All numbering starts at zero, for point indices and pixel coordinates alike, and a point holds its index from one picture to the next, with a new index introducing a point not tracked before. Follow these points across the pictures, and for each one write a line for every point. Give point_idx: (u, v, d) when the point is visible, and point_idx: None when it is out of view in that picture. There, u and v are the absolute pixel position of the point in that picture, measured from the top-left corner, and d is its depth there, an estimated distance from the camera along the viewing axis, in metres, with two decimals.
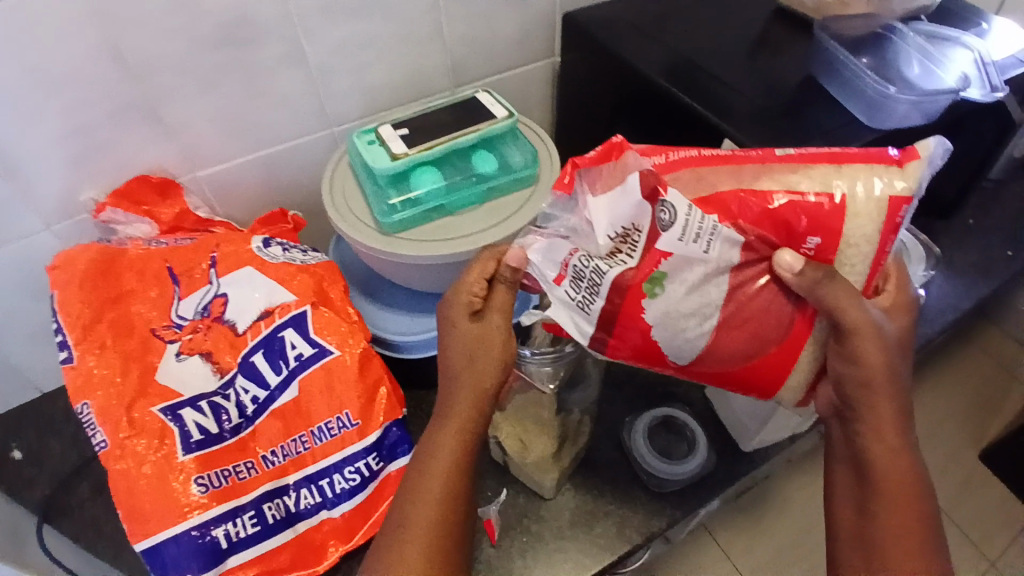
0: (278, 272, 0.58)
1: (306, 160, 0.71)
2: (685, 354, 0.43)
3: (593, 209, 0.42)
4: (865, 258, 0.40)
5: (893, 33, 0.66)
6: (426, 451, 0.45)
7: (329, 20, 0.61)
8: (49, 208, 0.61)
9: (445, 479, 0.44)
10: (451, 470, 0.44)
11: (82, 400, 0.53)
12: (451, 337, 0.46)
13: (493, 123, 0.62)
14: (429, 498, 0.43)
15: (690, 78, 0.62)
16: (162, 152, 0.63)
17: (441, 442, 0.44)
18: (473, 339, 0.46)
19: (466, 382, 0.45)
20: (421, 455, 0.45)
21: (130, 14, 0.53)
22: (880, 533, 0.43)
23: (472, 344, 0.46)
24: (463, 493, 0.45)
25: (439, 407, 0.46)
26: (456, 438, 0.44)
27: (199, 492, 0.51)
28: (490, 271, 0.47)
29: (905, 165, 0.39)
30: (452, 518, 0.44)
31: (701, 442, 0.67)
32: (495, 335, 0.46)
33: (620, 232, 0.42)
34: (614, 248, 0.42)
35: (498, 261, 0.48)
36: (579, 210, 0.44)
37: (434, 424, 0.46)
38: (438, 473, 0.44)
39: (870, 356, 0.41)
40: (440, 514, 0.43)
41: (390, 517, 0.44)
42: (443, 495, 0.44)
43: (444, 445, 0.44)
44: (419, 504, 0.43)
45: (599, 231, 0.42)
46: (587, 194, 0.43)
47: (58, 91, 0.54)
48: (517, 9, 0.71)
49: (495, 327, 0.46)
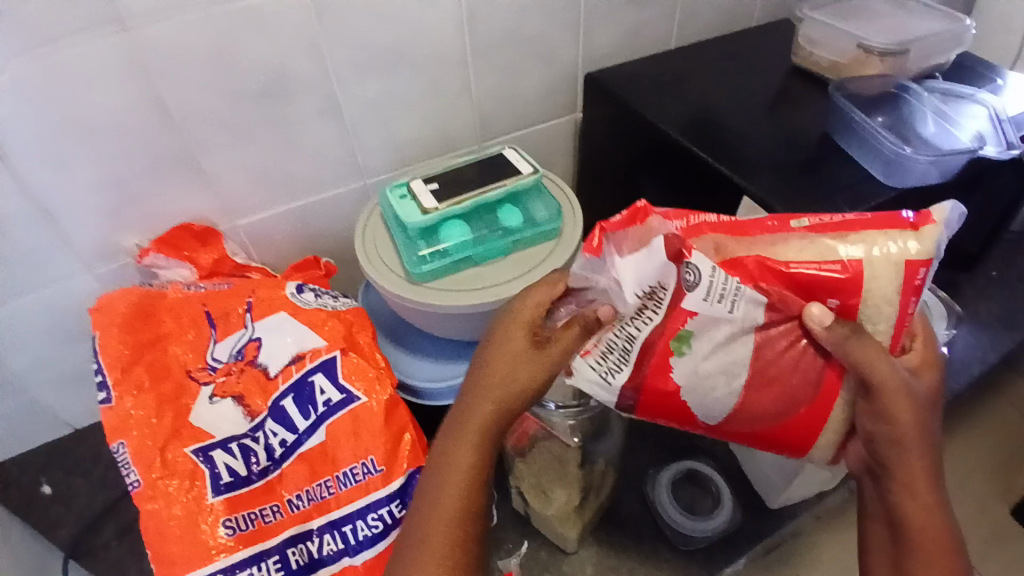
0: (310, 317, 0.60)
1: (340, 210, 0.75)
2: (714, 414, 0.44)
3: (620, 270, 0.40)
4: (887, 320, 0.41)
5: (907, 92, 0.67)
6: (441, 466, 0.44)
7: (365, 78, 0.65)
8: (92, 252, 0.65)
9: (463, 496, 0.44)
10: (467, 488, 0.44)
11: (118, 439, 0.54)
12: (497, 353, 0.45)
13: (519, 179, 0.65)
14: (446, 516, 0.43)
15: (708, 134, 0.64)
16: (202, 201, 0.66)
17: (459, 459, 0.44)
18: (520, 362, 0.44)
19: (495, 396, 0.44)
20: (439, 468, 0.44)
21: (177, 71, 0.57)
22: None
23: (520, 364, 0.44)
24: (479, 507, 0.44)
25: (454, 416, 0.46)
26: (475, 451, 0.44)
27: (227, 534, 0.52)
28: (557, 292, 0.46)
29: (921, 227, 0.40)
30: (470, 534, 0.44)
31: (727, 497, 0.67)
32: (541, 365, 0.44)
33: (646, 291, 0.40)
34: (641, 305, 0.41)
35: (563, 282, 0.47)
36: (606, 271, 0.41)
37: (448, 435, 0.45)
38: (456, 488, 0.44)
39: (900, 413, 0.41)
40: (458, 531, 0.43)
41: (408, 532, 0.44)
42: (460, 512, 0.43)
43: (462, 466, 0.44)
44: (437, 521, 0.43)
45: (628, 288, 0.39)
46: (616, 256, 0.40)
47: (103, 137, 0.58)
48: (542, 68, 0.75)
49: (544, 358, 0.44)
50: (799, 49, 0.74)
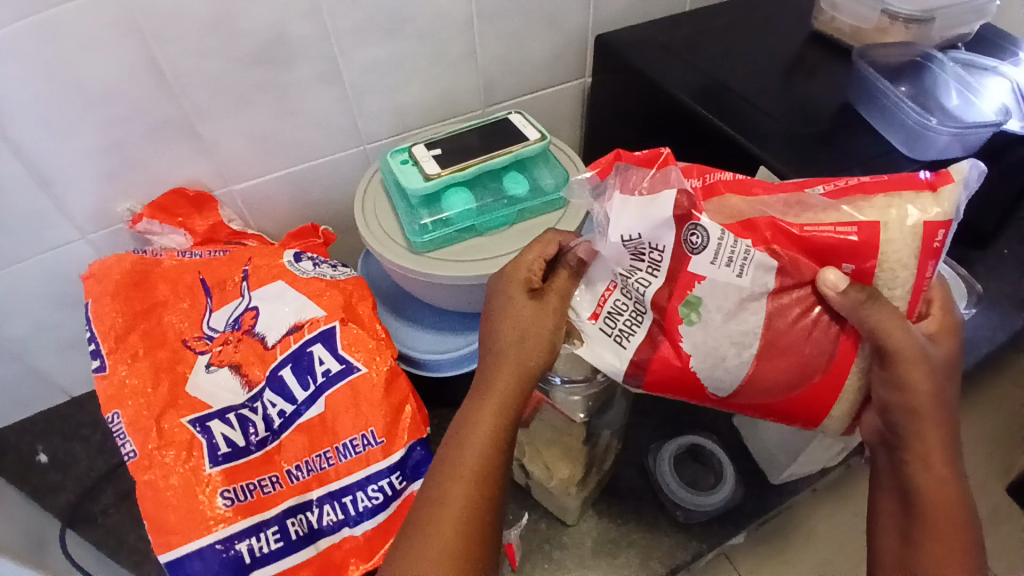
0: (308, 287, 0.59)
1: (339, 176, 0.72)
2: (725, 385, 0.42)
3: (614, 207, 0.41)
4: (904, 285, 0.39)
5: (931, 61, 0.65)
6: (462, 425, 0.44)
7: (367, 41, 0.62)
8: (86, 217, 0.63)
9: (484, 454, 0.43)
10: (488, 447, 0.43)
11: (113, 409, 0.53)
12: (506, 312, 0.46)
13: (527, 145, 0.62)
14: (465, 476, 0.42)
15: (723, 102, 0.62)
16: (198, 167, 0.64)
17: (480, 417, 0.44)
18: (529, 316, 0.46)
19: (512, 354, 0.45)
20: (458, 427, 0.44)
21: (172, 34, 0.54)
22: (921, 562, 0.42)
23: (526, 320, 0.45)
24: (498, 473, 0.44)
25: (477, 386, 0.46)
26: (496, 415, 0.44)
27: (225, 505, 0.52)
28: (551, 253, 0.49)
29: (940, 188, 0.38)
30: (488, 497, 0.43)
31: (729, 473, 0.67)
32: (549, 317, 0.45)
33: (633, 241, 0.40)
34: (634, 263, 0.41)
35: (560, 244, 0.49)
36: (601, 200, 0.43)
37: (470, 402, 0.45)
38: (476, 446, 0.43)
39: (916, 381, 0.40)
40: (476, 493, 0.42)
41: (425, 492, 0.43)
42: (482, 470, 0.43)
43: (482, 424, 0.44)
44: (455, 479, 0.42)
45: (613, 227, 0.40)
46: (616, 188, 0.42)
47: (97, 102, 0.56)
48: (551, 32, 0.72)
49: (551, 308, 0.45)
50: (821, 14, 0.70)
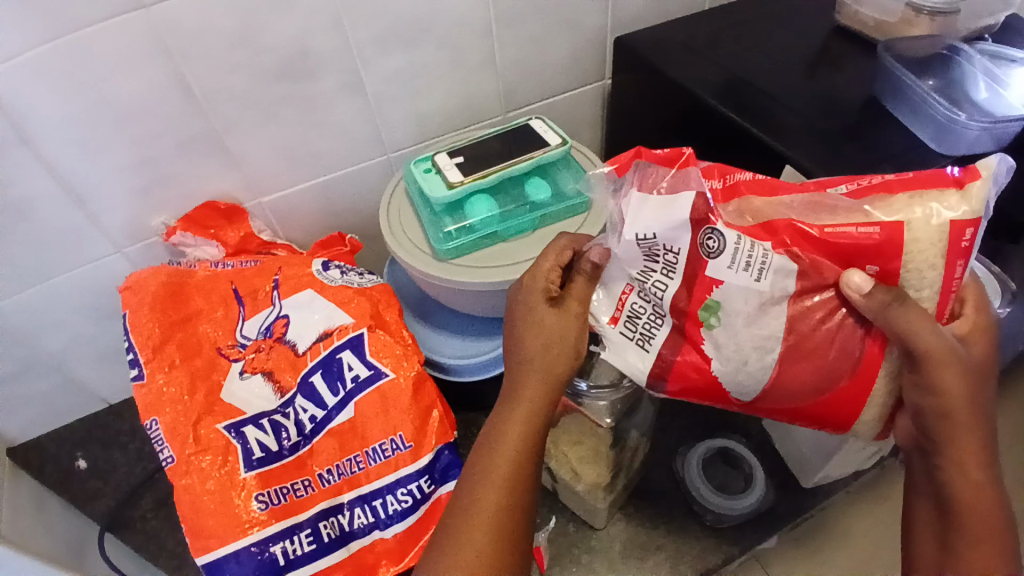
0: (336, 294, 0.60)
1: (364, 186, 0.74)
2: (749, 389, 0.42)
3: (631, 203, 0.41)
4: (931, 286, 0.39)
5: (958, 54, 0.63)
6: (492, 433, 0.45)
7: (389, 51, 0.64)
8: (121, 232, 0.65)
9: (515, 461, 0.44)
10: (518, 455, 0.44)
11: (151, 416, 0.55)
12: (529, 322, 0.47)
13: (548, 151, 0.63)
14: (496, 485, 0.43)
15: (745, 101, 0.62)
16: (227, 180, 0.66)
17: (510, 425, 0.44)
18: (551, 325, 0.46)
19: (538, 363, 0.46)
20: (488, 435, 0.45)
21: (198, 51, 0.56)
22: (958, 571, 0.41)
23: (549, 328, 0.46)
24: (528, 481, 0.44)
25: (505, 394, 0.46)
26: (526, 423, 0.45)
27: (260, 508, 0.53)
28: (566, 260, 0.49)
29: (967, 185, 0.37)
30: (520, 503, 0.43)
31: (759, 476, 0.66)
32: (572, 324, 0.46)
33: (647, 241, 0.40)
34: (649, 266, 0.42)
35: (575, 250, 0.50)
36: (618, 196, 0.43)
37: (499, 411, 0.46)
38: (507, 454, 0.44)
39: (948, 385, 0.39)
40: (509, 500, 0.43)
41: (458, 500, 0.44)
42: (513, 477, 0.43)
43: (511, 432, 0.44)
44: (487, 488, 0.43)
45: (629, 225, 0.40)
46: (634, 184, 0.42)
47: (129, 119, 0.58)
48: (569, 35, 0.72)
49: (573, 316, 0.46)
50: (844, 8, 0.70)
